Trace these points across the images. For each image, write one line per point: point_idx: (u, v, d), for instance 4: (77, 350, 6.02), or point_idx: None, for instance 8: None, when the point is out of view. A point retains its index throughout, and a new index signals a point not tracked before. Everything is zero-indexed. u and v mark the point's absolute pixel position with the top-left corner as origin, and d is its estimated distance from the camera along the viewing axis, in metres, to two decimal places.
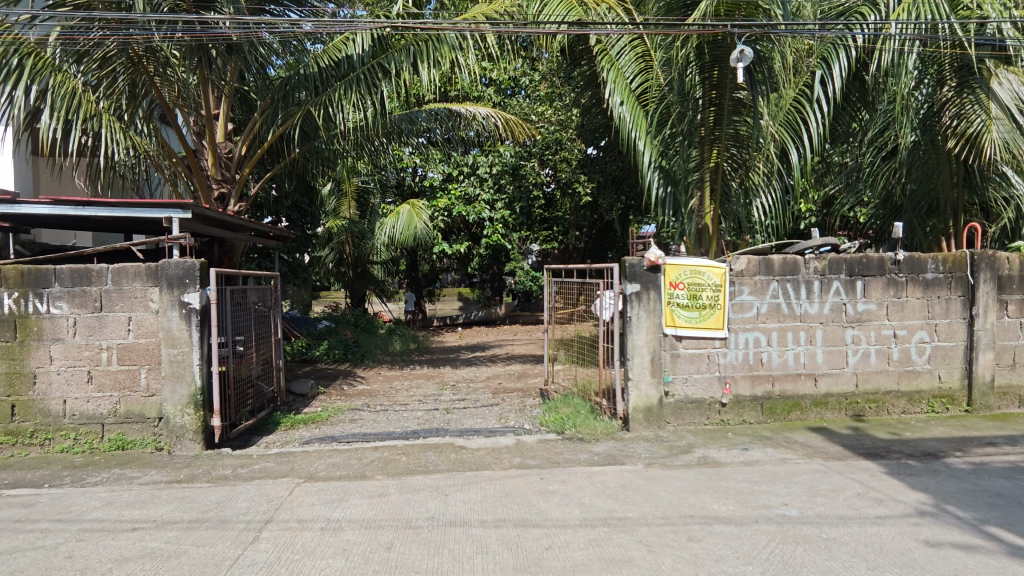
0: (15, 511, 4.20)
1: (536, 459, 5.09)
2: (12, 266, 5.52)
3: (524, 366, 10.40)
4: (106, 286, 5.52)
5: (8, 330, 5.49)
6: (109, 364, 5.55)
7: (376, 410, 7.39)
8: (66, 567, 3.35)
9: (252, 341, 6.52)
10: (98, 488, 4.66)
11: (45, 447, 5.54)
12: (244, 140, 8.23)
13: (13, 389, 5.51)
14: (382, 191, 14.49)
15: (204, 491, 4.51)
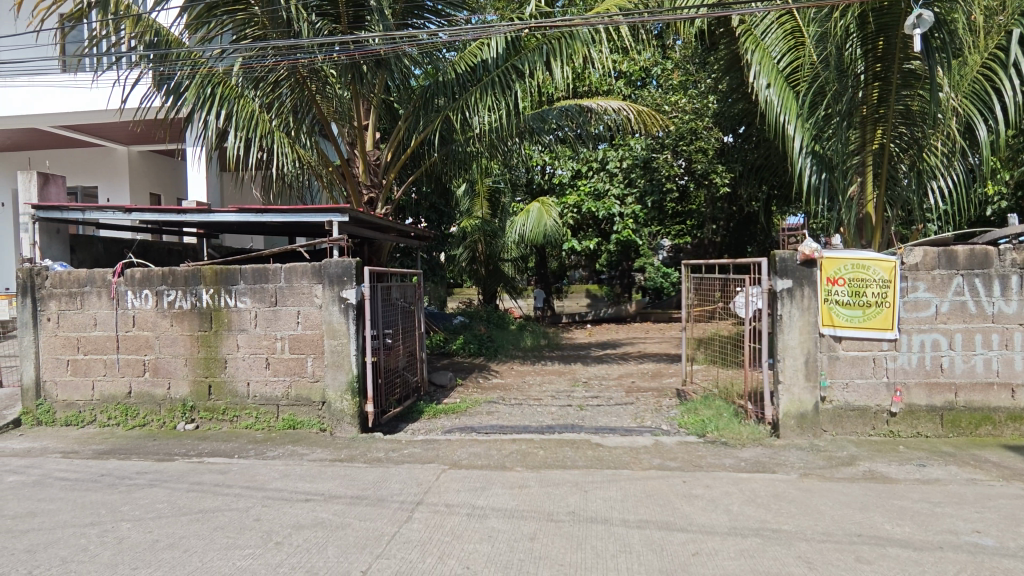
0: (215, 477, 4.90)
1: (677, 462, 4.91)
2: (208, 266, 6.42)
3: (658, 365, 10.09)
4: (280, 283, 6.23)
5: (206, 321, 6.41)
6: (283, 353, 6.26)
7: (511, 403, 7.59)
8: (255, 528, 3.84)
9: (399, 335, 7.02)
10: (276, 462, 5.29)
11: (234, 423, 6.38)
12: (390, 148, 8.82)
13: (210, 371, 6.43)
14: (512, 189, 14.84)
15: (362, 471, 4.93)
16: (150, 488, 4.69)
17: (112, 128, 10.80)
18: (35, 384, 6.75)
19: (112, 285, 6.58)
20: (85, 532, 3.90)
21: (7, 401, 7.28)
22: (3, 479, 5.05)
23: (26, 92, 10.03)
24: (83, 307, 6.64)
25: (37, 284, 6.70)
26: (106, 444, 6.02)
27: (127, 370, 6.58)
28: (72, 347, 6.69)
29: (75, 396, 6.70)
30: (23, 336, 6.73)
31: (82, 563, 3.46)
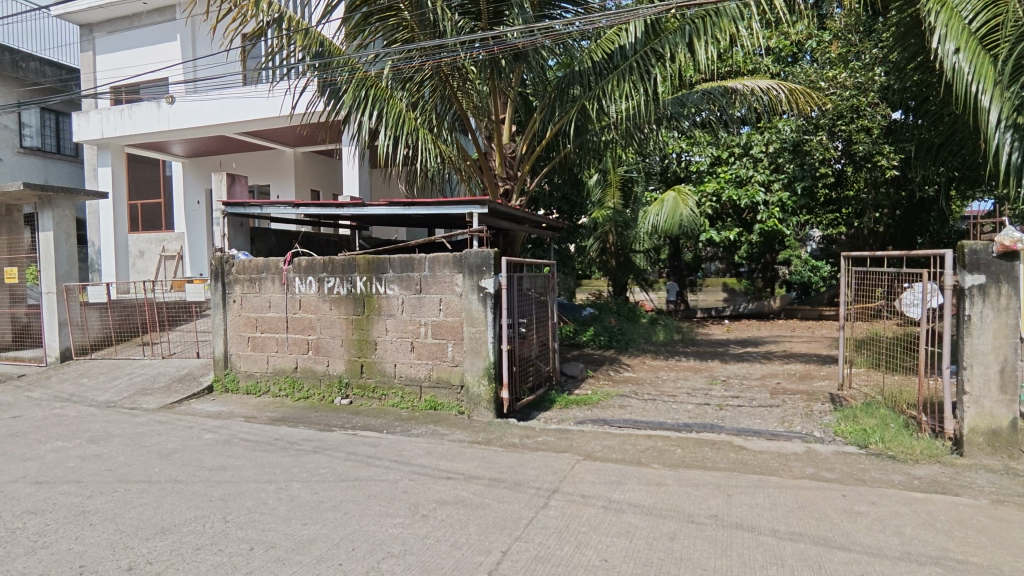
0: (367, 448, 5.35)
1: (834, 473, 4.48)
2: (362, 256, 6.99)
3: (807, 367, 9.28)
4: (424, 272, 6.61)
5: (360, 306, 6.99)
6: (426, 338, 6.64)
7: (644, 398, 7.40)
8: (404, 499, 4.14)
9: (533, 324, 7.15)
10: (420, 439, 5.64)
11: (382, 401, 6.90)
12: (525, 139, 8.97)
13: (363, 352, 7.01)
14: (645, 178, 14.41)
15: (499, 455, 5.09)
16: (314, 454, 5.24)
17: (283, 133, 12.15)
18: (224, 357, 7.83)
19: (283, 272, 7.41)
20: (264, 488, 4.45)
21: (203, 370, 8.53)
22: (201, 436, 5.93)
23: (218, 105, 11.56)
24: (260, 292, 7.56)
25: (225, 270, 7.75)
26: (278, 412, 6.82)
27: (294, 349, 7.39)
28: (251, 327, 7.65)
29: (253, 368, 7.66)
30: (214, 315, 7.82)
31: (263, 514, 3.95)
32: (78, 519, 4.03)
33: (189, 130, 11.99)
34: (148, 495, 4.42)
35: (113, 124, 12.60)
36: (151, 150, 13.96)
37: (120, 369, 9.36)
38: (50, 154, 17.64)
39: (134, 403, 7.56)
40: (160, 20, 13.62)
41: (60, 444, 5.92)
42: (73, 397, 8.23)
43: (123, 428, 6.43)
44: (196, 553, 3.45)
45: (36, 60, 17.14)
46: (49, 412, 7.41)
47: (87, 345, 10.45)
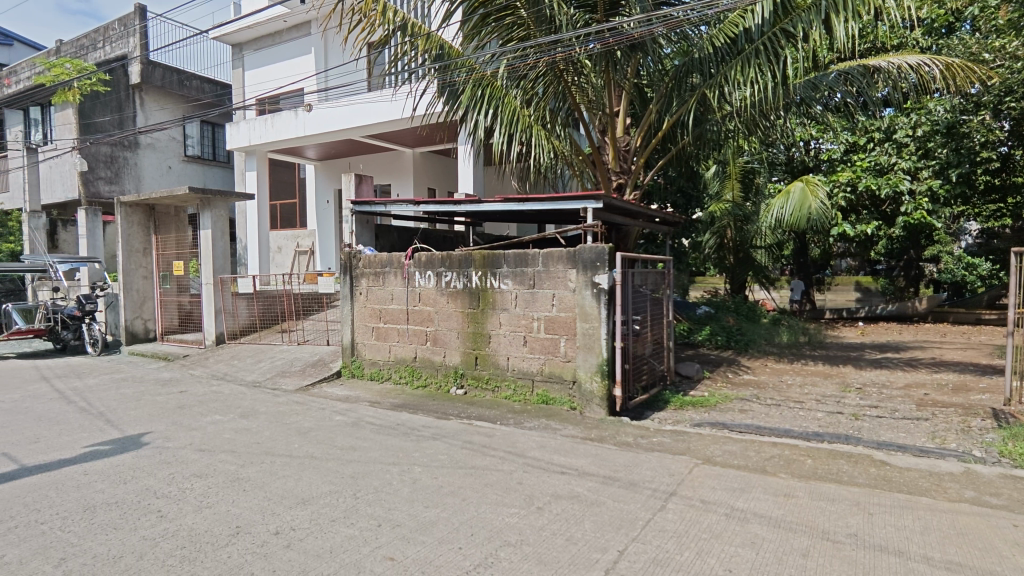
0: (482, 438, 5.51)
1: (1001, 499, 3.93)
2: (478, 251, 7.19)
3: (962, 377, 8.22)
4: (538, 268, 6.67)
5: (476, 300, 7.20)
6: (539, 332, 6.70)
7: (767, 403, 6.96)
8: (519, 490, 4.21)
9: (647, 321, 6.98)
10: (533, 432, 5.72)
11: (496, 393, 7.06)
12: (640, 132, 8.77)
13: (478, 345, 7.22)
14: (768, 169, 13.48)
15: (613, 452, 5.03)
16: (433, 441, 5.48)
17: (405, 133, 12.81)
18: (351, 345, 8.41)
19: (404, 266, 7.83)
20: (389, 469, 4.74)
21: (333, 356, 9.24)
22: (332, 418, 6.42)
23: (347, 110, 12.41)
24: (384, 285, 8.04)
25: (353, 264, 8.32)
26: (399, 399, 7.22)
27: (414, 339, 7.78)
28: (375, 317, 8.15)
29: (377, 356, 8.16)
30: (343, 306, 8.43)
31: (389, 494, 4.21)
32: (234, 484, 4.54)
33: (323, 135, 12.99)
34: (290, 468, 4.87)
35: (258, 132, 13.96)
36: (289, 155, 15.32)
37: (263, 353, 10.41)
38: (208, 161, 19.89)
39: (276, 384, 8.38)
40: (298, 36, 14.89)
41: (217, 417, 6.69)
42: (226, 376, 9.28)
43: (267, 405, 7.14)
44: (332, 524, 3.75)
45: (197, 79, 19.41)
46: (207, 388, 8.41)
47: (237, 331, 11.70)
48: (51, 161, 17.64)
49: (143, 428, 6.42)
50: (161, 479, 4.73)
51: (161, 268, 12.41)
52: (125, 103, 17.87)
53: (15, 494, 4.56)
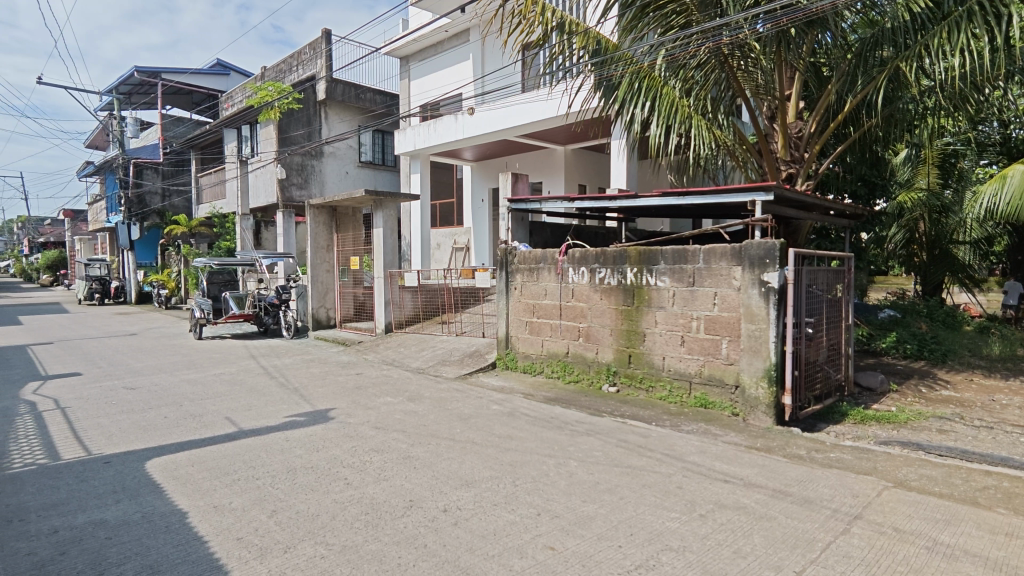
0: (638, 438, 5.41)
1: None
2: (633, 247, 7.07)
3: None
4: (698, 264, 6.39)
5: (630, 297, 7.09)
6: (698, 332, 6.42)
7: (975, 425, 5.95)
8: (679, 495, 4.06)
9: (823, 324, 6.35)
10: (692, 436, 5.49)
11: (650, 392, 6.89)
12: (815, 116, 7.96)
13: (631, 343, 7.11)
14: (977, 151, 11.50)
15: (784, 465, 4.65)
16: (588, 436, 5.51)
17: (558, 131, 12.98)
18: (505, 338, 8.73)
19: (558, 262, 7.95)
20: (546, 460, 4.85)
21: (488, 348, 9.68)
22: (490, 406, 6.74)
23: (503, 112, 12.87)
24: (538, 280, 8.24)
25: (509, 260, 8.61)
26: (552, 393, 7.35)
27: (567, 334, 7.87)
28: (529, 312, 8.38)
29: (530, 350, 8.39)
30: (499, 300, 8.77)
31: (546, 484, 4.31)
32: (406, 461, 4.96)
33: (480, 136, 13.62)
34: (454, 450, 5.20)
35: (423, 137, 15.02)
36: (448, 157, 16.28)
37: (426, 342, 11.23)
38: (378, 166, 21.92)
39: (438, 371, 8.99)
40: (458, 44, 15.74)
41: (389, 399, 7.36)
42: (394, 361, 10.17)
43: (430, 391, 7.69)
44: (494, 508, 3.94)
45: (371, 91, 21.36)
46: (379, 372, 9.28)
47: (403, 320, 12.73)
48: (257, 171, 20.63)
49: (329, 404, 7.28)
50: (345, 451, 5.31)
51: (341, 263, 13.92)
52: (313, 118, 20.29)
53: (235, 452, 5.42)
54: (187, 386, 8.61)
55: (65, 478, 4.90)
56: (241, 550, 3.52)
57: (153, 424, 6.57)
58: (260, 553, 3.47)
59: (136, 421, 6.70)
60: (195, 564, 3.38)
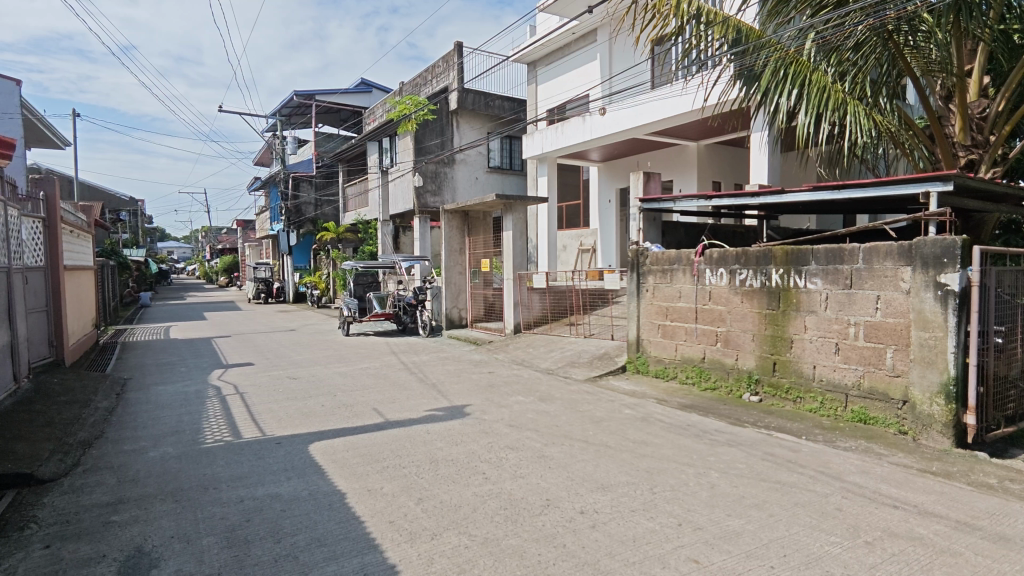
0: (787, 452, 5.03)
1: None
2: (779, 246, 6.63)
3: None
4: (857, 264, 5.84)
5: (775, 300, 6.64)
6: (857, 340, 5.85)
7: None
8: (839, 518, 3.71)
9: (1017, 333, 5.47)
10: (850, 454, 4.99)
11: (798, 404, 6.37)
12: (1005, 93, 6.83)
13: (776, 349, 6.64)
14: None
15: (969, 494, 4.07)
16: (729, 447, 5.22)
17: (690, 127, 12.48)
18: (637, 341, 8.55)
19: (694, 264, 7.66)
20: (685, 469, 4.68)
21: (618, 351, 9.53)
22: (622, 411, 6.64)
23: (633, 111, 12.62)
24: (672, 282, 8.00)
25: (641, 262, 8.44)
26: (687, 399, 7.07)
27: (703, 339, 7.56)
28: (662, 315, 8.15)
29: (663, 354, 8.15)
30: (630, 302, 8.62)
31: (687, 494, 4.15)
32: (541, 460, 5.04)
33: (608, 136, 13.48)
34: (588, 453, 5.20)
35: (550, 140, 15.16)
36: (575, 159, 16.30)
37: (555, 343, 11.34)
38: (506, 170, 22.47)
39: (568, 372, 9.02)
40: (586, 45, 15.67)
41: (521, 398, 7.53)
42: (524, 362, 10.39)
43: (561, 392, 7.75)
44: (633, 514, 3.87)
45: (500, 98, 21.91)
46: (510, 371, 9.54)
47: (531, 321, 12.98)
48: (396, 180, 22.15)
49: (464, 400, 7.61)
50: (483, 447, 5.52)
51: (472, 265, 14.50)
52: (446, 127, 21.34)
53: (384, 441, 5.86)
54: (339, 378, 9.47)
55: (247, 454, 5.61)
56: (394, 532, 3.80)
57: (314, 411, 7.31)
58: (410, 537, 3.72)
59: (299, 408, 7.50)
60: (355, 541, 3.71)
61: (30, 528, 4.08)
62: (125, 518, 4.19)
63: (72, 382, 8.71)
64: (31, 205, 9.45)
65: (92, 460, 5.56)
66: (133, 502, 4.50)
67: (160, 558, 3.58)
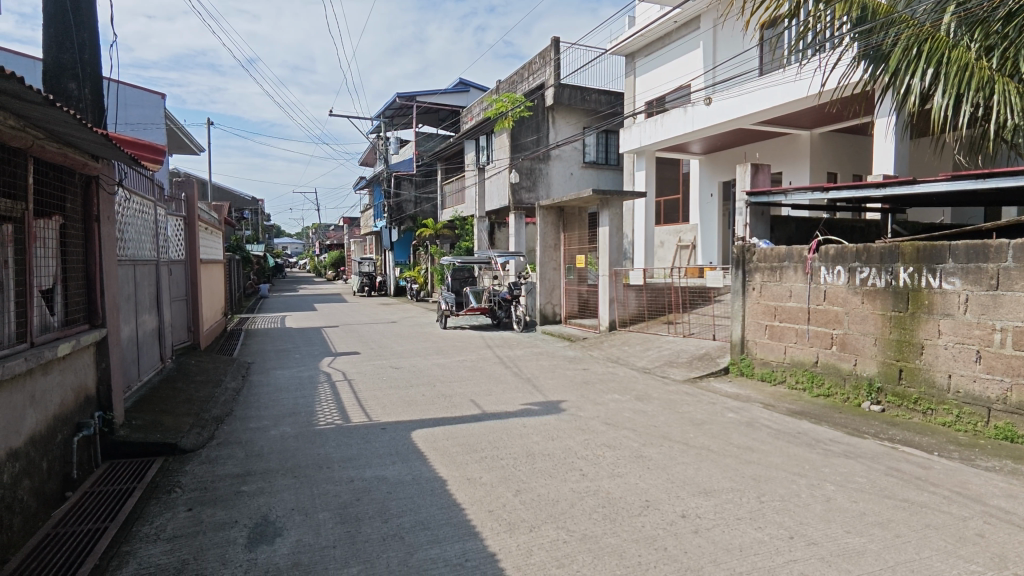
0: (915, 468, 4.58)
1: None
2: (909, 243, 6.06)
3: None
4: (1005, 263, 5.25)
5: (902, 301, 6.09)
6: (1003, 347, 5.23)
7: None
8: (980, 545, 3.33)
9: None
10: (992, 475, 4.47)
11: (928, 416, 5.79)
12: None
13: (902, 355, 6.08)
14: None
15: None
16: (846, 459, 4.84)
17: (803, 114, 11.66)
18: (741, 341, 8.15)
19: (807, 262, 7.22)
20: (796, 480, 4.39)
21: (720, 352, 9.10)
22: (724, 414, 6.35)
23: (739, 100, 11.98)
24: (782, 280, 7.57)
25: (747, 259, 8.07)
26: (797, 406, 6.63)
27: (816, 341, 7.08)
28: (770, 315, 7.72)
29: (770, 356, 7.72)
30: (734, 301, 8.25)
31: (799, 506, 3.91)
32: (639, 461, 4.94)
33: (711, 127, 12.90)
34: (689, 455, 5.03)
35: (648, 133, 14.71)
36: (675, 151, 15.74)
37: (652, 342, 11.05)
38: (602, 165, 22.18)
39: (666, 372, 8.77)
40: (688, 34, 15.09)
41: (617, 396, 7.43)
42: (620, 360, 10.22)
43: (659, 392, 7.56)
44: (739, 522, 3.70)
45: (596, 92, 21.60)
46: (606, 369, 9.42)
47: (627, 318, 12.69)
48: (492, 177, 22.54)
49: (559, 396, 7.63)
50: (579, 443, 5.51)
51: (567, 261, 14.44)
52: (542, 123, 21.41)
53: (481, 432, 6.01)
54: (437, 369, 9.81)
55: (356, 438, 5.97)
56: (493, 522, 3.89)
57: (415, 400, 7.64)
58: (509, 527, 3.79)
59: (401, 396, 7.87)
60: (456, 527, 3.84)
61: (176, 492, 4.60)
62: (252, 489, 4.61)
63: (206, 364, 9.69)
64: (174, 205, 10.59)
65: (224, 435, 6.16)
66: (259, 475, 4.94)
67: (283, 528, 3.90)
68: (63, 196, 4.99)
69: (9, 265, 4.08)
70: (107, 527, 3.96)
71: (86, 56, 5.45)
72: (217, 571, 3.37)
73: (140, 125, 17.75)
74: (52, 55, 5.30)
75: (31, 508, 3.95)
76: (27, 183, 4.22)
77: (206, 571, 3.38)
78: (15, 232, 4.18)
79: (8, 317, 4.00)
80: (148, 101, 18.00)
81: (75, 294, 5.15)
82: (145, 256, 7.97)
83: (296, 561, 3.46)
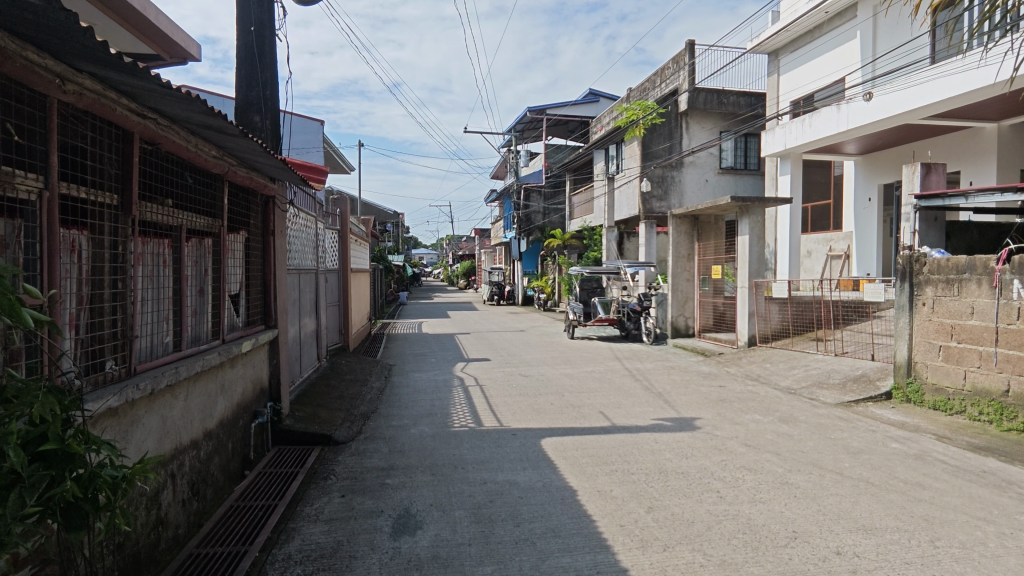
0: None
1: None
2: None
3: None
4: None
5: None
6: None
7: None
8: None
9: None
10: None
11: None
12: None
13: None
14: None
15: None
16: None
17: (989, 105, 10.16)
18: (907, 363, 7.25)
19: (995, 273, 6.30)
20: (980, 525, 3.81)
21: (880, 374, 8.14)
22: (887, 444, 5.68)
23: (904, 94, 10.74)
24: (961, 294, 6.66)
25: (915, 270, 7.24)
26: (981, 440, 5.74)
27: (1006, 367, 6.13)
28: (945, 334, 6.81)
29: (945, 382, 6.79)
30: (899, 318, 7.39)
31: (986, 557, 3.39)
32: (784, 488, 4.58)
33: (871, 125, 11.66)
34: (844, 487, 4.56)
35: (794, 134, 13.65)
36: (826, 153, 14.41)
37: (797, 360, 10.19)
38: (740, 170, 20.96)
39: (814, 393, 8.03)
40: (842, 24, 13.81)
41: (758, 417, 6.96)
42: (760, 378, 9.53)
43: (806, 415, 6.96)
44: (907, 568, 3.29)
45: (735, 94, 20.45)
46: (744, 387, 8.85)
47: (769, 334, 11.87)
48: (621, 186, 22.23)
49: (694, 412, 7.31)
50: (716, 464, 5.23)
51: (702, 272, 13.77)
52: (675, 130, 20.65)
53: (611, 445, 5.93)
54: (565, 380, 9.85)
55: (488, 441, 6.19)
56: (624, 537, 3.83)
57: (545, 408, 7.74)
58: (642, 544, 3.71)
59: (530, 404, 7.99)
60: (587, 538, 3.83)
61: (331, 479, 5.09)
62: (396, 482, 4.97)
63: (354, 363, 10.60)
64: (331, 220, 11.76)
65: (371, 430, 6.70)
66: (402, 470, 5.30)
67: (423, 521, 4.15)
68: (248, 214, 5.76)
69: (208, 273, 4.81)
70: (276, 504, 4.48)
71: (268, 91, 6.27)
72: (367, 555, 3.67)
73: (304, 149, 19.96)
74: (242, 93, 6.17)
75: (219, 482, 4.60)
76: (223, 203, 4.94)
77: (357, 554, 3.69)
78: (213, 245, 4.90)
79: (205, 317, 4.73)
80: (311, 127, 20.21)
81: (254, 299, 5.91)
82: (307, 266, 8.93)
83: (435, 554, 3.67)
